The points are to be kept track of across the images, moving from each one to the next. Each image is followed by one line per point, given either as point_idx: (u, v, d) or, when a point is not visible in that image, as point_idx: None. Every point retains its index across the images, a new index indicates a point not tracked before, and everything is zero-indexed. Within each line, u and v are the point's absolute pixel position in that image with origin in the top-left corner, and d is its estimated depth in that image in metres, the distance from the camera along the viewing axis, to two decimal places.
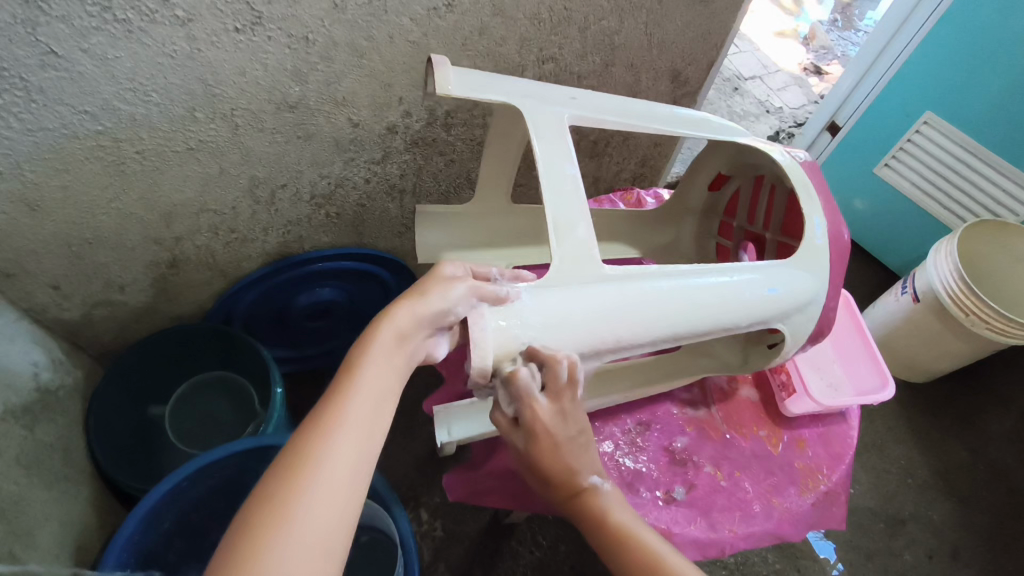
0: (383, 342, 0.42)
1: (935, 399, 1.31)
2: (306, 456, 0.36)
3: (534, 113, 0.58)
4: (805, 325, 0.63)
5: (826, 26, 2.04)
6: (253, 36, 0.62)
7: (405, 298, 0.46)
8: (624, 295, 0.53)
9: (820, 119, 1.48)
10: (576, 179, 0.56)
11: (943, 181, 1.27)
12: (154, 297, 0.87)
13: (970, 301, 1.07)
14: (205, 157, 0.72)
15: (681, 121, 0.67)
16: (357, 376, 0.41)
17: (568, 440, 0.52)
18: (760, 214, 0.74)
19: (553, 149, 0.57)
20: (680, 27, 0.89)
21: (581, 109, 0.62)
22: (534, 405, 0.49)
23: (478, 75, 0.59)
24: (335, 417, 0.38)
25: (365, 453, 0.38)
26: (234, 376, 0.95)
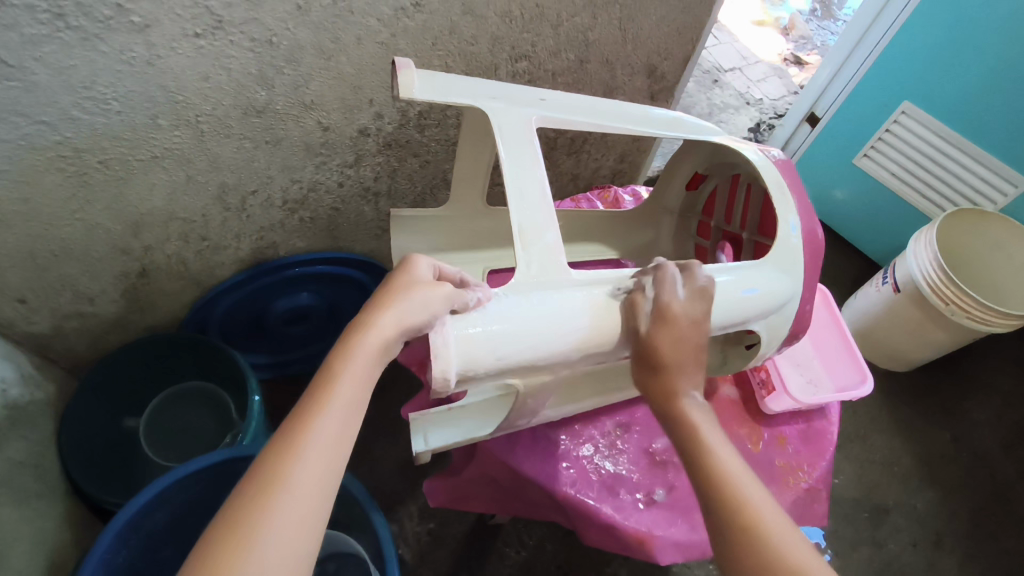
0: (364, 353, 0.42)
1: (918, 388, 1.32)
2: (273, 480, 0.36)
3: (500, 116, 0.57)
4: (782, 325, 0.62)
5: (805, 16, 2.06)
6: (214, 40, 0.61)
7: (388, 301, 0.44)
8: (592, 300, 0.52)
9: (799, 110, 1.47)
10: (545, 184, 0.55)
11: (922, 171, 1.27)
12: (126, 307, 0.85)
13: (950, 290, 1.09)
14: (172, 165, 0.70)
15: (654, 120, 0.66)
16: (331, 389, 0.40)
17: (688, 342, 0.53)
18: (736, 213, 0.73)
19: (521, 153, 0.56)
20: (655, 22, 0.87)
21: (550, 110, 0.60)
22: (674, 298, 0.53)
23: (442, 78, 0.57)
24: (308, 435, 0.38)
25: (332, 471, 0.38)
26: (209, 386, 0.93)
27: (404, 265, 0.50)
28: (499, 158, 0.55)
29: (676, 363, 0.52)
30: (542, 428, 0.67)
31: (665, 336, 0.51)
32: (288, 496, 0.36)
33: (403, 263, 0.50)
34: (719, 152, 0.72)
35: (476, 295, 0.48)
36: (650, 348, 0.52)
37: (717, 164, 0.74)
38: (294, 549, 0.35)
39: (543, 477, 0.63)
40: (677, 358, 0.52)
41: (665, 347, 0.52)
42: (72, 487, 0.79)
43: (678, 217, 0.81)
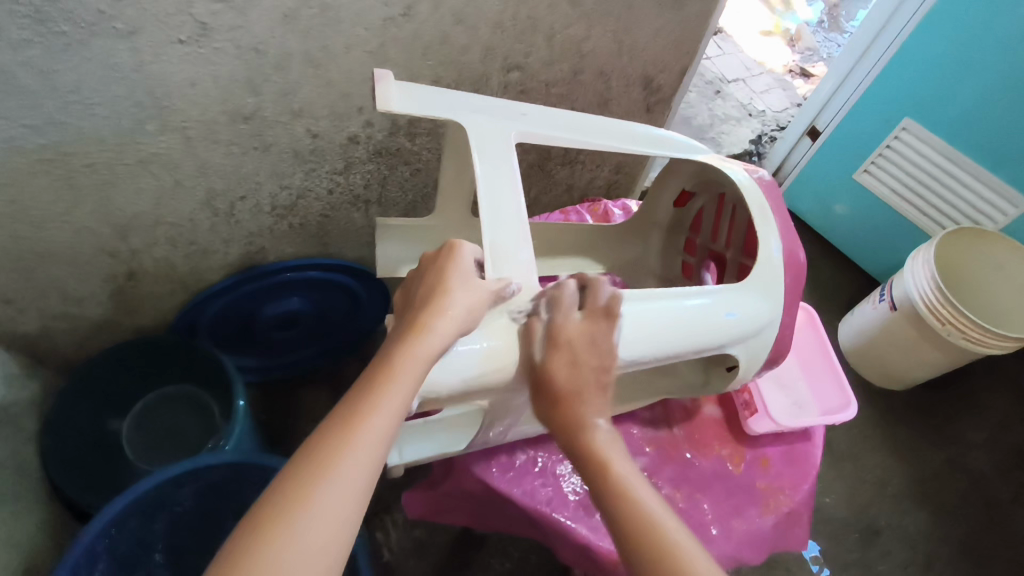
0: (420, 357, 0.44)
1: (914, 407, 1.30)
2: (327, 467, 0.39)
3: (479, 131, 0.56)
4: (760, 350, 0.61)
5: (812, 27, 2.05)
6: (200, 48, 0.60)
7: (441, 306, 0.47)
8: None
9: (800, 124, 1.45)
10: (520, 200, 0.55)
11: (922, 188, 1.26)
12: (114, 309, 0.85)
13: (946, 311, 1.08)
14: (158, 170, 0.70)
15: (640, 138, 0.66)
16: (383, 387, 0.43)
17: (586, 365, 0.50)
18: (721, 231, 0.72)
19: (498, 169, 0.55)
20: (651, 34, 0.86)
21: (531, 126, 0.60)
22: (566, 320, 0.50)
23: (423, 91, 0.56)
24: (358, 430, 0.41)
25: (376, 463, 0.41)
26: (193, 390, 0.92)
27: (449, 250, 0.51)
28: (474, 172, 0.55)
29: (577, 389, 0.50)
30: (520, 444, 0.67)
31: (561, 362, 0.49)
32: (337, 483, 0.39)
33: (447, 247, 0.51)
34: (705, 170, 0.72)
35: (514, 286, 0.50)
36: (544, 377, 0.49)
37: (701, 181, 0.73)
38: (332, 534, 0.37)
39: (520, 495, 0.64)
40: (577, 385, 0.50)
41: (562, 377, 0.49)
42: (53, 489, 0.79)
43: (667, 233, 0.80)
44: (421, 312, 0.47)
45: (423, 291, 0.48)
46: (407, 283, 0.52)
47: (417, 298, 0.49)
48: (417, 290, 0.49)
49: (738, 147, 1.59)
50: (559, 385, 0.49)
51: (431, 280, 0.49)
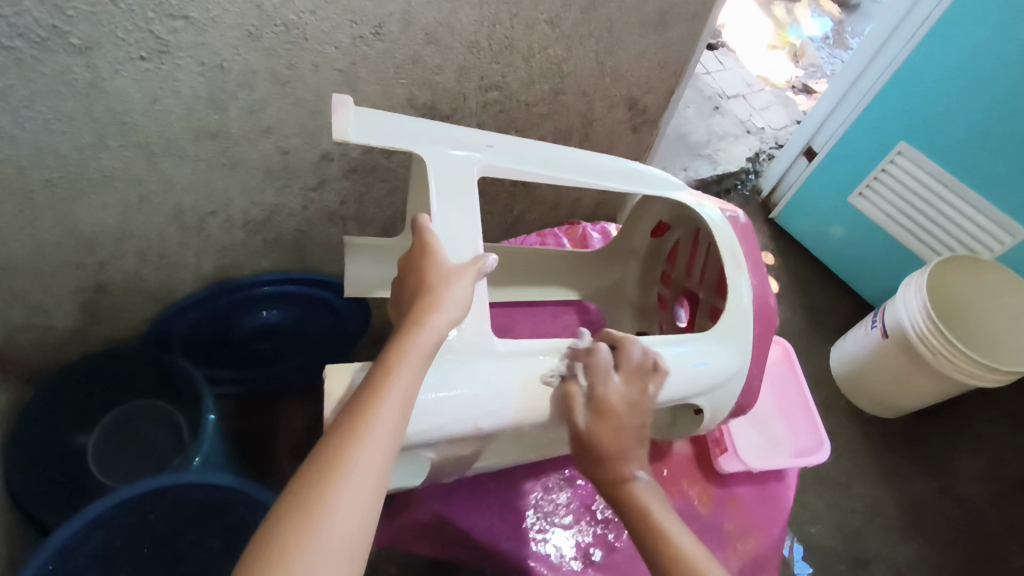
0: (419, 346, 0.44)
1: (906, 436, 1.27)
2: (337, 460, 0.39)
3: (438, 163, 0.55)
4: (727, 401, 0.60)
5: (817, 44, 2.03)
6: (161, 64, 0.59)
7: (432, 295, 0.47)
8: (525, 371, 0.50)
9: (796, 144, 1.43)
10: (478, 237, 0.53)
11: (917, 213, 1.24)
12: (84, 322, 0.84)
13: (937, 342, 1.05)
14: (123, 185, 0.69)
15: (611, 173, 0.65)
16: (386, 377, 0.43)
17: (627, 427, 0.52)
18: (696, 268, 0.71)
19: (458, 204, 0.54)
20: (634, 55, 0.84)
21: (496, 158, 0.59)
22: (606, 386, 0.51)
23: (384, 117, 0.55)
24: (371, 419, 0.41)
25: (388, 453, 0.41)
26: (163, 405, 0.90)
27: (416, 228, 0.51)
28: (432, 206, 0.53)
29: (619, 450, 0.52)
30: (486, 477, 0.68)
31: (604, 429, 0.51)
32: (350, 475, 0.38)
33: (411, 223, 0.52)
34: (679, 211, 0.70)
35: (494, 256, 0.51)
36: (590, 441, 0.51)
37: (677, 217, 0.71)
38: (353, 527, 0.37)
39: (479, 532, 0.64)
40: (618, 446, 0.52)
41: (606, 440, 0.51)
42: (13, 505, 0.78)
43: (644, 263, 0.79)
44: (416, 305, 0.47)
45: (413, 287, 0.49)
46: (396, 288, 0.52)
47: (409, 296, 0.49)
48: (407, 288, 0.50)
49: (735, 165, 1.57)
50: (603, 449, 0.51)
51: (421, 273, 0.49)
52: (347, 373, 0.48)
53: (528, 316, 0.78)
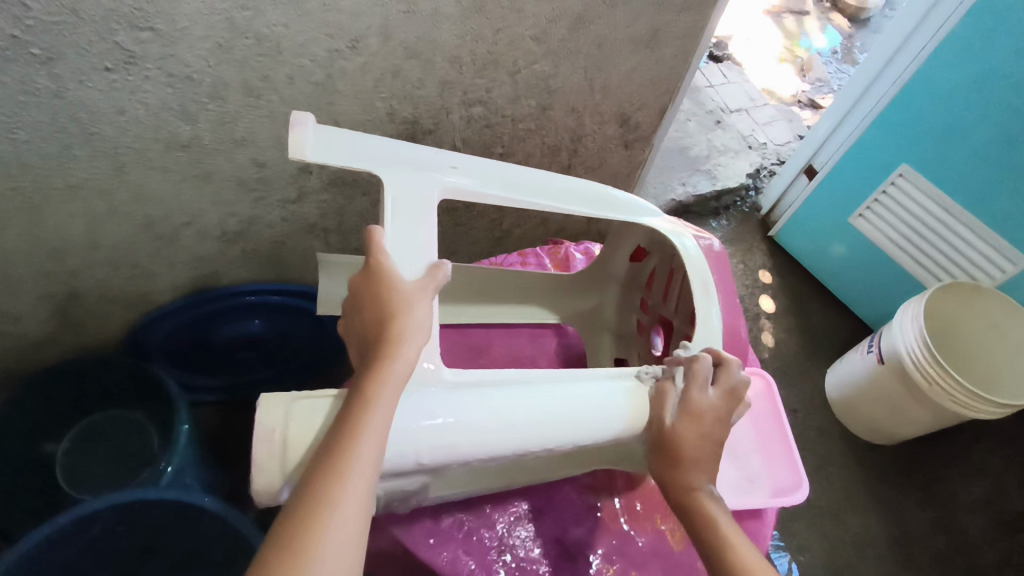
0: (394, 378, 0.44)
1: (901, 464, 1.24)
2: (322, 502, 0.38)
3: (399, 183, 0.54)
4: None
5: (825, 58, 2.00)
6: (128, 75, 0.58)
7: (399, 326, 0.46)
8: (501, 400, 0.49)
9: (797, 162, 1.41)
10: (430, 259, 0.51)
11: (918, 237, 1.21)
12: (57, 329, 0.82)
13: (933, 371, 1.03)
14: (92, 194, 0.68)
15: (585, 199, 0.64)
16: (362, 413, 0.42)
17: (711, 437, 0.53)
18: (671, 296, 0.69)
19: (414, 228, 0.52)
20: (626, 72, 0.82)
21: (461, 180, 0.57)
22: (698, 393, 0.54)
23: (344, 135, 0.54)
24: (351, 459, 0.40)
25: (369, 491, 0.40)
26: (132, 414, 0.88)
27: (371, 242, 0.49)
28: (384, 227, 0.51)
29: (701, 457, 0.52)
30: (449, 507, 0.66)
31: (689, 428, 0.52)
32: (336, 517, 0.38)
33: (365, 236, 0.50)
34: (656, 238, 0.70)
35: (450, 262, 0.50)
36: (673, 438, 0.52)
37: (653, 242, 0.71)
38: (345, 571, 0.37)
39: (442, 564, 0.62)
40: (701, 452, 0.52)
41: (688, 443, 0.52)
42: None
43: (623, 287, 0.77)
44: (383, 333, 0.45)
45: (371, 311, 0.47)
46: (346, 309, 0.50)
47: (368, 320, 0.47)
48: (364, 311, 0.47)
49: (735, 181, 1.54)
50: (681, 450, 0.52)
51: (379, 298, 0.47)
52: (281, 404, 0.45)
53: (504, 339, 0.75)
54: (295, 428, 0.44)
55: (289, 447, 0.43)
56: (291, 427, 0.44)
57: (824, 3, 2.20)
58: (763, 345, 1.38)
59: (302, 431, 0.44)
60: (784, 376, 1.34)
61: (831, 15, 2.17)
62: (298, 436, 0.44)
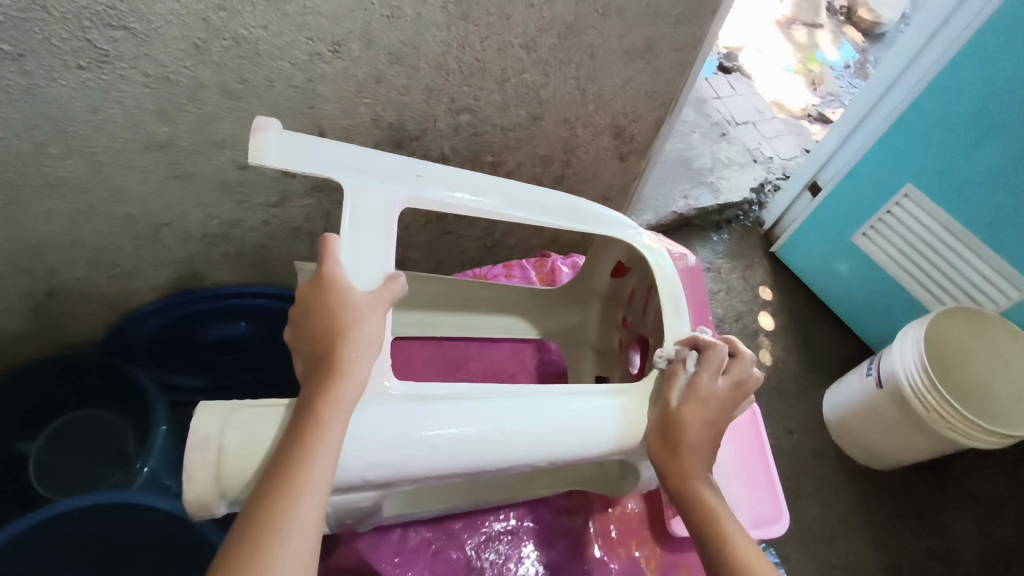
0: (346, 397, 0.44)
1: (897, 489, 1.21)
2: (275, 526, 0.38)
3: (361, 190, 0.53)
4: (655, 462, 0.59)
5: (837, 72, 1.98)
6: (102, 74, 0.56)
7: (350, 341, 0.46)
8: (462, 418, 0.48)
9: (801, 178, 1.38)
10: (388, 269, 0.51)
11: (922, 258, 1.18)
12: (36, 326, 0.81)
13: (931, 397, 1.00)
14: (68, 193, 0.67)
15: (557, 212, 0.64)
16: (316, 433, 0.42)
17: (715, 425, 0.53)
18: (648, 315, 0.68)
19: (374, 238, 0.52)
20: (619, 83, 0.80)
21: (426, 189, 0.57)
22: (706, 378, 0.54)
23: (307, 140, 0.54)
24: (305, 480, 0.40)
25: (322, 511, 0.41)
26: (111, 417, 0.88)
27: (326, 253, 0.49)
28: (342, 236, 0.51)
29: (702, 443, 0.52)
30: (416, 525, 0.64)
31: (692, 412, 0.53)
32: (290, 540, 0.38)
33: (320, 243, 0.50)
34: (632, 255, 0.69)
35: (406, 273, 0.51)
36: (676, 419, 0.53)
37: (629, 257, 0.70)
38: None
39: None
40: (703, 438, 0.53)
41: (691, 426, 0.52)
42: None
43: (604, 303, 0.75)
44: (333, 350, 0.45)
45: (319, 325, 0.47)
46: (290, 319, 0.49)
47: (315, 334, 0.47)
48: (311, 323, 0.47)
49: (738, 195, 1.52)
50: (682, 431, 0.52)
51: (328, 313, 0.47)
52: (219, 413, 0.44)
53: (484, 352, 0.76)
54: (231, 437, 0.44)
55: (223, 455, 0.43)
56: (226, 436, 0.43)
57: (838, 16, 2.17)
58: (760, 363, 1.35)
59: (238, 439, 0.44)
60: (780, 395, 1.32)
61: (845, 28, 2.14)
62: (233, 446, 0.43)
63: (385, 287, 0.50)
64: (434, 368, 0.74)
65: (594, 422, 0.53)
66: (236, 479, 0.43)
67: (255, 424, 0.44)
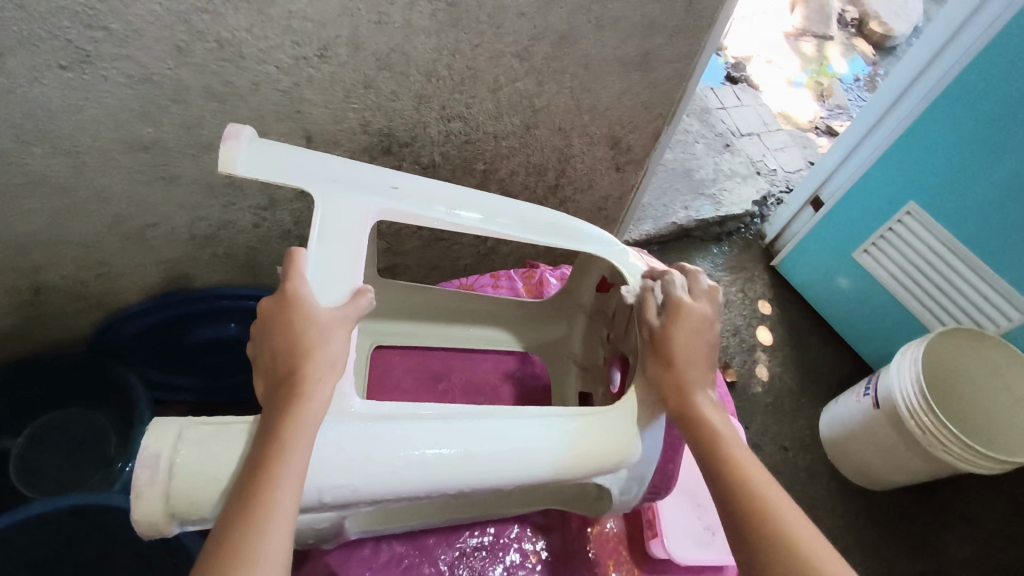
0: (310, 417, 0.44)
1: (891, 511, 1.19)
2: (245, 550, 0.39)
3: (334, 201, 0.55)
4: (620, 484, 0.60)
5: (846, 85, 1.96)
6: (84, 75, 0.56)
7: (315, 360, 0.47)
8: (425, 438, 0.48)
9: (803, 193, 1.37)
10: (355, 282, 0.52)
11: (922, 277, 1.16)
12: (23, 322, 0.80)
13: (928, 420, 0.98)
14: (52, 192, 0.66)
15: (529, 227, 0.65)
16: (280, 456, 0.42)
17: (700, 339, 0.57)
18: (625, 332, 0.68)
19: (341, 250, 0.53)
20: (615, 94, 0.79)
21: (399, 202, 0.59)
22: (681, 299, 0.59)
23: (283, 150, 0.56)
24: (270, 504, 0.41)
25: (292, 532, 0.41)
26: (96, 417, 0.86)
27: (292, 263, 0.50)
28: (309, 246, 0.52)
29: (693, 357, 0.56)
30: (389, 539, 0.66)
31: (677, 330, 0.57)
32: (262, 562, 0.39)
33: (286, 256, 0.51)
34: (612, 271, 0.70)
35: (373, 289, 0.52)
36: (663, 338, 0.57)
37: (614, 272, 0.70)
38: None
39: None
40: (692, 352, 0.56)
41: (678, 342, 0.56)
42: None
43: (590, 317, 0.77)
44: (295, 372, 0.46)
45: (282, 346, 0.47)
46: (253, 337, 0.50)
47: (279, 354, 0.47)
48: (274, 344, 0.48)
49: (740, 207, 1.50)
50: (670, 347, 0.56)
51: (290, 334, 0.47)
52: (171, 430, 0.45)
53: (467, 364, 0.78)
54: (183, 455, 0.44)
55: (174, 474, 0.44)
56: (177, 454, 0.44)
57: (850, 29, 2.15)
58: (756, 377, 1.33)
59: (190, 458, 0.44)
60: (776, 412, 1.30)
61: (856, 41, 2.12)
62: (183, 464, 0.44)
63: (350, 299, 0.51)
64: (415, 378, 0.76)
65: (560, 447, 0.53)
66: (185, 499, 0.44)
67: (210, 442, 0.45)
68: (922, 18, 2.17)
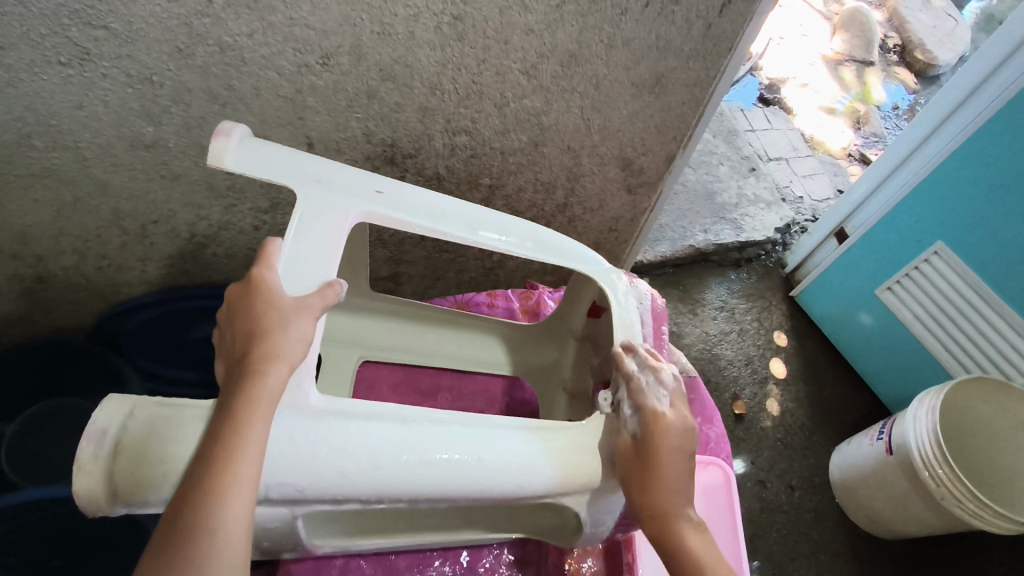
0: (267, 397, 0.44)
1: (898, 563, 1.14)
2: (200, 527, 0.38)
3: (318, 197, 0.55)
4: (599, 504, 0.57)
5: (884, 113, 1.90)
6: (85, 72, 0.56)
7: (273, 341, 0.46)
8: (383, 442, 0.47)
9: (828, 224, 1.32)
10: (327, 277, 0.52)
11: (947, 321, 1.11)
12: (28, 308, 0.81)
13: (943, 471, 0.93)
14: (54, 184, 0.66)
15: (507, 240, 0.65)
16: (234, 435, 0.41)
17: (681, 455, 0.53)
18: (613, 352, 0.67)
19: (318, 245, 0.53)
20: (626, 116, 0.77)
21: (384, 205, 0.59)
22: (658, 409, 0.54)
23: (274, 148, 0.56)
24: (229, 484, 0.40)
25: (251, 509, 0.41)
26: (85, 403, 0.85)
27: (264, 256, 0.50)
28: (285, 240, 0.52)
29: (675, 480, 0.53)
30: (358, 557, 0.67)
31: (664, 449, 0.53)
32: (218, 539, 0.38)
33: (260, 246, 0.51)
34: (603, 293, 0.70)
35: (343, 282, 0.51)
36: (646, 458, 0.53)
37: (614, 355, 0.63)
38: None
39: None
40: (675, 472, 0.53)
41: (664, 460, 0.52)
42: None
43: (579, 343, 0.78)
44: (253, 355, 0.45)
45: (245, 329, 0.47)
46: (220, 324, 0.49)
47: (240, 337, 0.47)
48: (237, 329, 0.47)
49: (762, 233, 1.46)
50: (653, 467, 0.52)
51: (251, 317, 0.47)
52: (124, 406, 0.45)
53: (456, 381, 0.80)
54: (130, 434, 0.44)
55: (119, 451, 0.43)
56: (126, 432, 0.44)
57: (892, 55, 2.08)
58: (766, 412, 1.29)
59: (138, 436, 0.44)
60: (785, 449, 1.25)
61: (897, 68, 2.05)
62: (130, 442, 0.43)
63: (321, 292, 0.50)
64: (403, 393, 0.77)
65: (520, 456, 0.52)
66: (129, 480, 0.43)
67: (160, 423, 0.44)
68: (968, 47, 2.09)
